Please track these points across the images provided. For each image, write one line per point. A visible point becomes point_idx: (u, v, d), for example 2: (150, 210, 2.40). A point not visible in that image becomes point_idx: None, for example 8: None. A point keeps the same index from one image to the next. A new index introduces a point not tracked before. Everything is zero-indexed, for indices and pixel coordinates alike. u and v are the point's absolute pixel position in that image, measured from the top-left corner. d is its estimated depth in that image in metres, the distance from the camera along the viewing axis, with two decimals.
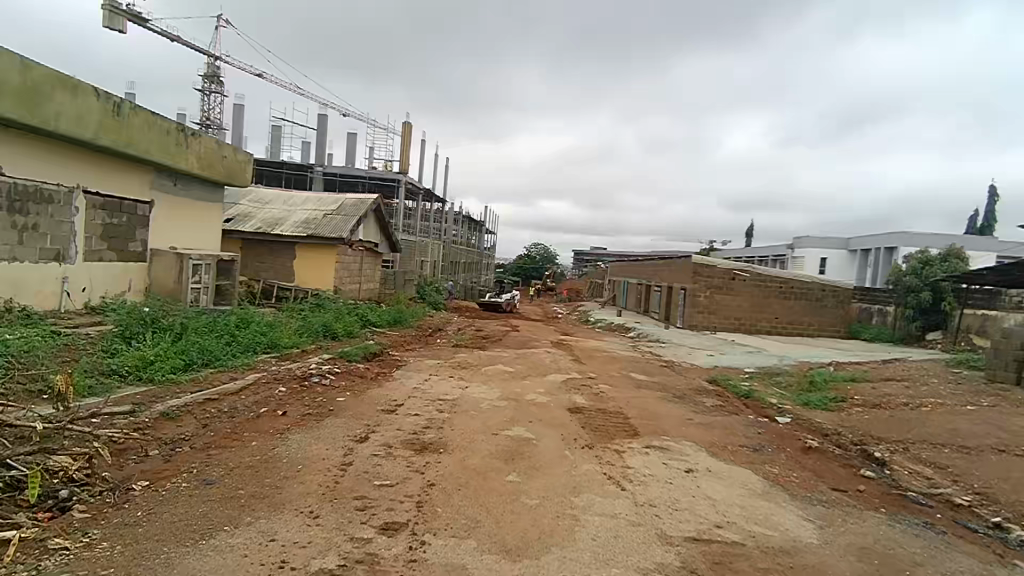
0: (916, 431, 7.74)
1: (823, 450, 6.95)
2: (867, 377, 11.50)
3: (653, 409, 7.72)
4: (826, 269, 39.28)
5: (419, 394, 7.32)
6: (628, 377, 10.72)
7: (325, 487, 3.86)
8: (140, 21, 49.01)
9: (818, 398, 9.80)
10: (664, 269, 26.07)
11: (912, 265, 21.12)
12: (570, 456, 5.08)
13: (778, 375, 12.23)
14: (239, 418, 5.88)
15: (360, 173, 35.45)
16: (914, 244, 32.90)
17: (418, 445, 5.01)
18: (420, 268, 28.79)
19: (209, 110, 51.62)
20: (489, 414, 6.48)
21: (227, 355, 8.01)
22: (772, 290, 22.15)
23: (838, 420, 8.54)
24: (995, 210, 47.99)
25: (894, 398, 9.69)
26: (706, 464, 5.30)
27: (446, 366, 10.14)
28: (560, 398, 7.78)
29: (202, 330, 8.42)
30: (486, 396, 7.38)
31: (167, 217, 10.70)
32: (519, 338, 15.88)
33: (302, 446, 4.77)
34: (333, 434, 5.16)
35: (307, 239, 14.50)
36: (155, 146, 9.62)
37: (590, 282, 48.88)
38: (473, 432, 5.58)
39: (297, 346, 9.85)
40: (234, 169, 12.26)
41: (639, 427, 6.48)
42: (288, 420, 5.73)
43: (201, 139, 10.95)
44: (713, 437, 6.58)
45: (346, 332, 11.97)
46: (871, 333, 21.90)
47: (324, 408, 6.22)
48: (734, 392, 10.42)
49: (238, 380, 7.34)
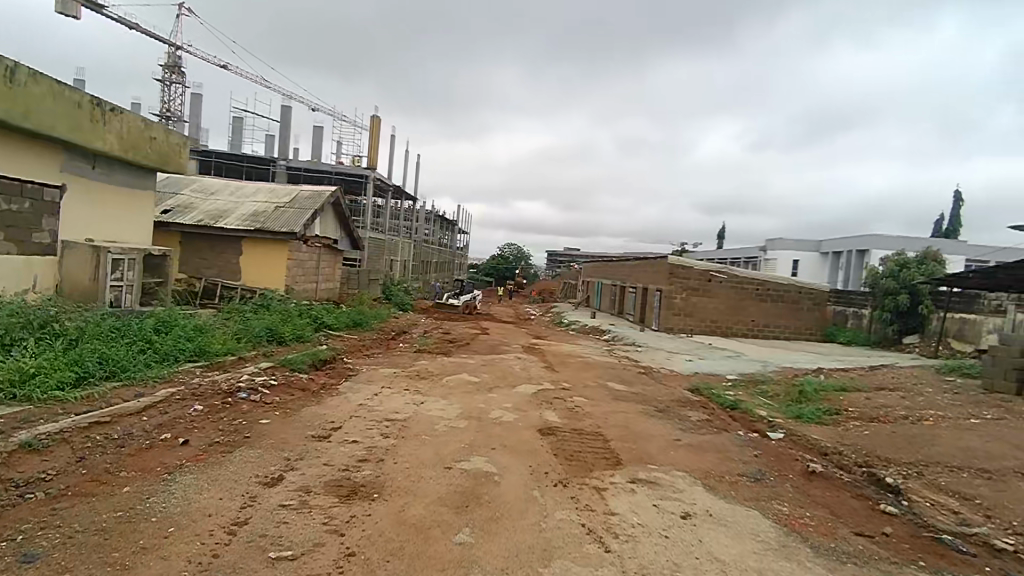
0: (927, 451, 6.90)
1: (829, 476, 6.05)
2: (859, 386, 10.70)
3: (635, 428, 6.73)
4: (798, 271, 39.20)
5: (363, 413, 6.18)
6: (605, 387, 9.76)
7: (197, 567, 2.76)
8: (94, 8, 46.48)
9: (810, 410, 8.97)
10: (639, 270, 25.34)
11: (888, 267, 20.66)
12: (540, 499, 4.05)
13: (763, 383, 11.39)
14: (128, 449, 4.71)
15: (325, 168, 33.90)
16: (887, 247, 32.87)
17: (346, 488, 3.92)
18: (388, 267, 27.51)
19: (171, 102, 49.46)
20: (445, 439, 5.39)
21: (138, 365, 6.79)
22: (748, 292, 21.57)
23: (837, 437, 7.67)
24: (959, 214, 48.81)
25: (892, 411, 8.88)
26: (706, 505, 4.32)
27: (403, 376, 8.98)
28: (530, 415, 6.72)
29: (110, 337, 7.18)
30: (443, 415, 6.30)
31: (82, 205, 9.34)
32: (488, 343, 14.84)
33: (188, 494, 3.64)
34: (236, 474, 4.05)
35: (255, 233, 13.20)
36: (61, 122, 8.30)
37: (564, 283, 48.13)
38: (420, 467, 4.49)
39: (232, 353, 8.64)
40: (166, 152, 10.91)
41: (622, 454, 5.47)
42: (187, 452, 4.57)
43: (122, 116, 9.63)
44: (706, 463, 5.61)
45: (295, 336, 10.78)
46: (847, 337, 21.50)
47: (240, 435, 5.07)
48: (719, 403, 9.53)
49: (145, 397, 6.12)
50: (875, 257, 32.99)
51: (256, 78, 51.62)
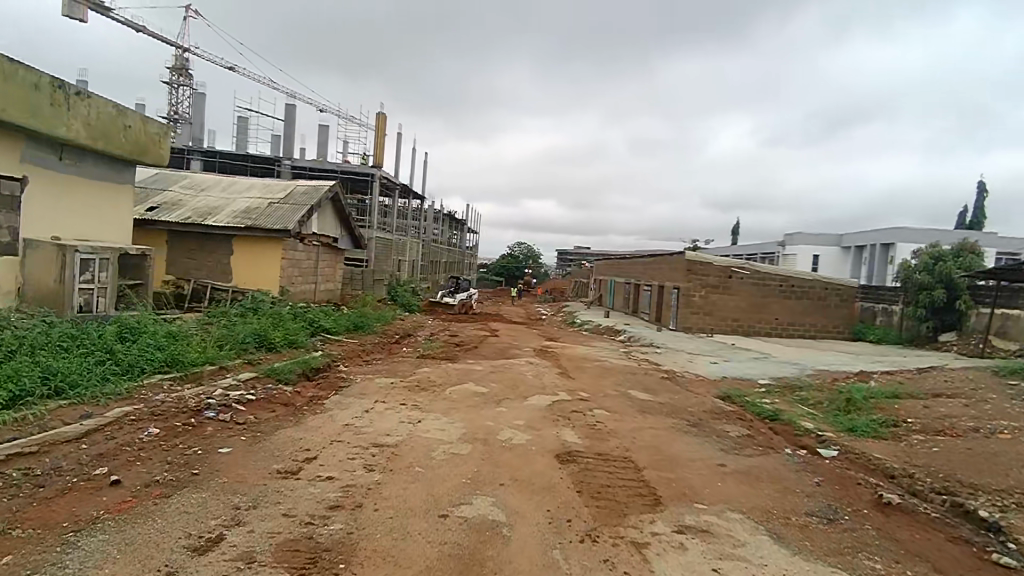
0: (1018, 475, 5.78)
1: (910, 509, 4.97)
2: (912, 393, 9.54)
3: (669, 450, 5.68)
4: (819, 267, 37.81)
5: (348, 437, 5.19)
6: (629, 396, 8.73)
7: None
8: (102, 10, 46.00)
9: (863, 422, 7.87)
10: (654, 267, 24.26)
11: (922, 261, 19.33)
12: (564, 566, 3.04)
13: (802, 389, 10.26)
14: (44, 491, 3.72)
15: (330, 167, 33.08)
16: (914, 240, 31.44)
17: (304, 556, 2.92)
18: (395, 268, 26.63)
19: (178, 105, 49.01)
20: (442, 472, 4.38)
21: (90, 381, 5.83)
22: (772, 289, 20.39)
23: (904, 455, 6.57)
24: (984, 206, 47.09)
25: (958, 422, 7.75)
26: (780, 568, 3.30)
27: (402, 387, 7.99)
28: (545, 436, 5.69)
29: (61, 348, 6.25)
30: (442, 438, 5.31)
31: (47, 200, 8.45)
32: (497, 346, 13.83)
33: (83, 571, 2.67)
34: (162, 533, 3.07)
35: (245, 231, 12.30)
36: (16, 105, 7.40)
37: (575, 282, 46.99)
38: (406, 516, 3.49)
39: (211, 362, 7.68)
40: (143, 142, 10.03)
41: (660, 488, 4.46)
42: (114, 497, 3.59)
43: (89, 101, 8.75)
44: (764, 498, 4.58)
45: (287, 341, 9.84)
46: (877, 335, 20.32)
47: (189, 471, 4.07)
48: (756, 414, 8.45)
49: (91, 419, 5.16)
50: (901, 252, 31.57)
51: (264, 80, 51.04)
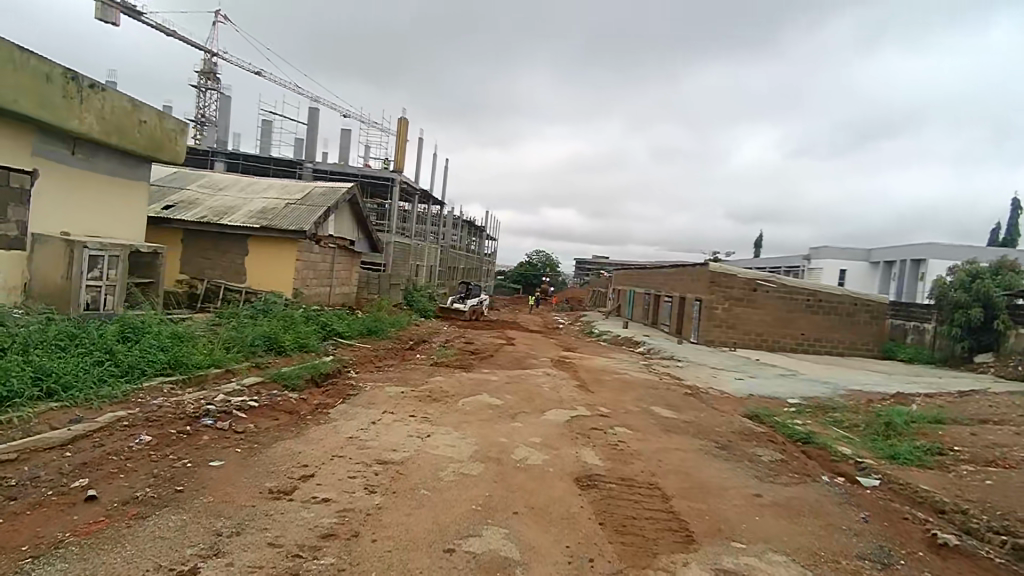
0: None
1: (972, 553, 4.44)
2: (956, 418, 8.91)
3: (698, 476, 5.21)
4: (846, 281, 36.82)
5: (351, 453, 4.80)
6: (651, 413, 8.25)
7: None
8: (134, 14, 46.88)
9: (906, 448, 7.30)
10: (676, 277, 23.71)
11: (959, 278, 18.51)
12: None
13: (835, 410, 9.68)
14: (14, 504, 3.40)
15: (351, 171, 33.09)
16: (948, 256, 30.46)
17: None
18: (412, 273, 26.42)
19: (205, 108, 49.63)
20: (451, 496, 3.97)
21: (82, 382, 5.53)
22: (799, 303, 19.68)
23: (955, 488, 6.02)
24: (1018, 223, 45.66)
25: (1010, 452, 7.16)
26: None
27: (412, 396, 7.60)
28: (563, 456, 5.25)
29: (57, 347, 6.00)
30: (452, 456, 4.90)
31: (58, 194, 8.27)
32: (513, 355, 13.42)
33: None
34: (128, 564, 2.71)
35: (261, 231, 12.08)
36: (26, 96, 7.22)
37: (592, 291, 46.52)
38: (408, 549, 3.10)
39: (216, 365, 7.37)
40: (158, 137, 9.85)
41: (692, 522, 4.00)
42: (87, 516, 3.25)
43: (103, 93, 8.58)
44: (809, 537, 4.09)
45: (297, 345, 9.54)
46: (908, 354, 19.46)
47: (173, 488, 3.71)
48: (788, 436, 7.91)
49: (80, 424, 4.84)
50: (934, 268, 30.59)
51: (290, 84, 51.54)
